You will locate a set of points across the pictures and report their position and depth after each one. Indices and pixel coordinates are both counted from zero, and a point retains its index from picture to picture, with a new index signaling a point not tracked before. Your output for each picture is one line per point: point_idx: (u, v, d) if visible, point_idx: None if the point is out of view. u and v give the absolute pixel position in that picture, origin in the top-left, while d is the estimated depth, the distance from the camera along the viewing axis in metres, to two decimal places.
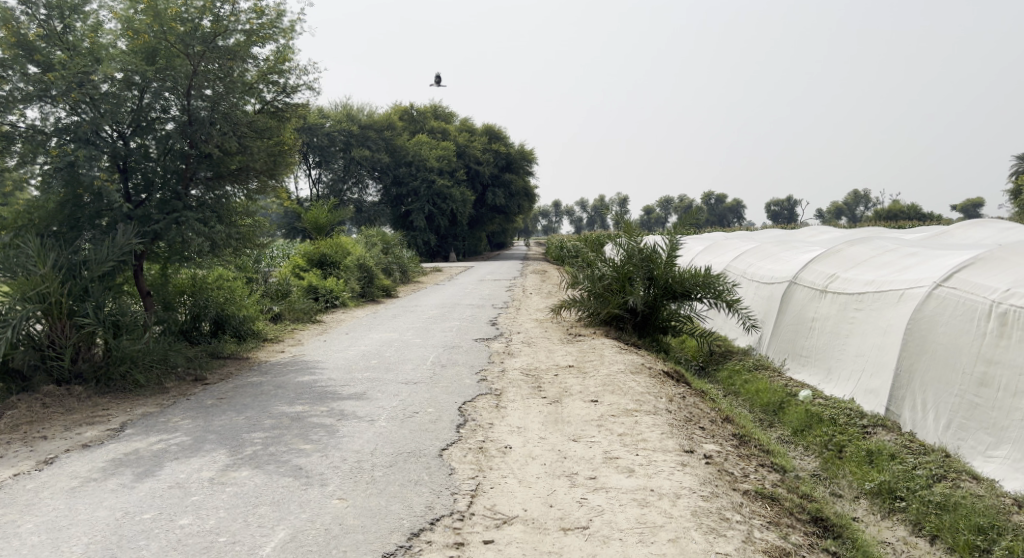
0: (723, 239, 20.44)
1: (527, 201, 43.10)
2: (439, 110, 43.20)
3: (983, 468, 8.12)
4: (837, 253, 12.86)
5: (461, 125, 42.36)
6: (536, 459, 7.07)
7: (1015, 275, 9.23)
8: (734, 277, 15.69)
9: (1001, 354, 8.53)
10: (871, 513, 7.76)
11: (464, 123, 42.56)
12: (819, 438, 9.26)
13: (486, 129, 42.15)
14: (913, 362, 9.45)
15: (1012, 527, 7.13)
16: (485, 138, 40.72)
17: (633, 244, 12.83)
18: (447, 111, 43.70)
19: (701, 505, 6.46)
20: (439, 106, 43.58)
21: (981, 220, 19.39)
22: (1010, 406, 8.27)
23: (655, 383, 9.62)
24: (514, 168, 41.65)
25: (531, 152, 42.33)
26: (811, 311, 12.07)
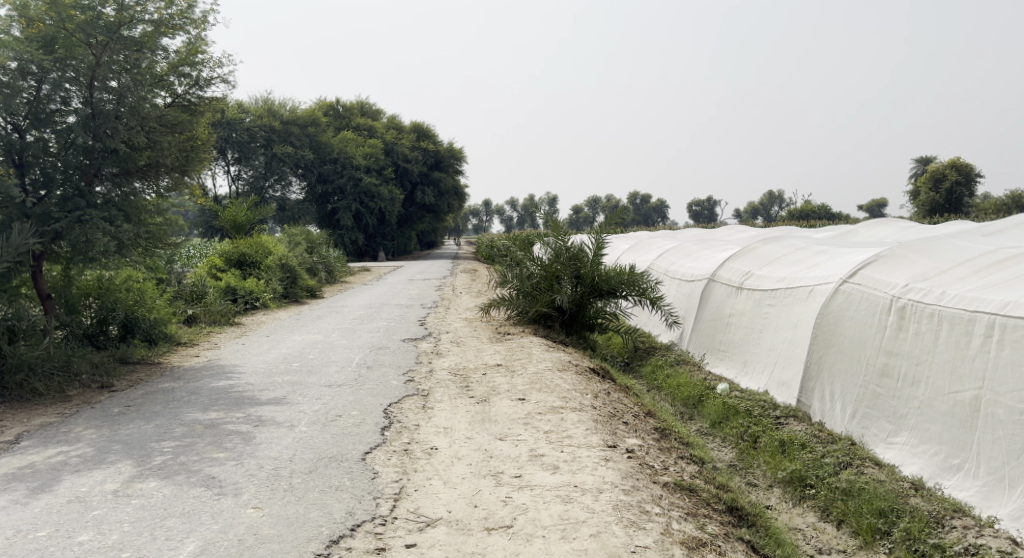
0: (647, 239, 20.73)
1: (457, 201, 42.96)
2: (365, 107, 42.59)
3: (884, 454, 8.37)
4: (752, 251, 13.15)
5: (388, 123, 41.91)
6: (462, 460, 6.99)
7: (913, 270, 9.54)
8: (656, 275, 15.89)
9: (900, 345, 8.79)
10: (783, 501, 7.95)
11: (390, 121, 42.10)
12: (736, 429, 9.43)
13: (413, 127, 41.81)
14: (824, 354, 9.71)
15: (910, 510, 7.33)
16: (412, 136, 40.36)
17: (561, 242, 12.85)
18: (373, 108, 43.16)
19: (622, 498, 6.49)
20: (364, 103, 43.00)
21: (884, 220, 20.10)
22: (907, 395, 8.52)
23: (581, 380, 9.64)
24: (442, 167, 41.44)
25: (459, 150, 42.18)
26: (728, 307, 12.30)
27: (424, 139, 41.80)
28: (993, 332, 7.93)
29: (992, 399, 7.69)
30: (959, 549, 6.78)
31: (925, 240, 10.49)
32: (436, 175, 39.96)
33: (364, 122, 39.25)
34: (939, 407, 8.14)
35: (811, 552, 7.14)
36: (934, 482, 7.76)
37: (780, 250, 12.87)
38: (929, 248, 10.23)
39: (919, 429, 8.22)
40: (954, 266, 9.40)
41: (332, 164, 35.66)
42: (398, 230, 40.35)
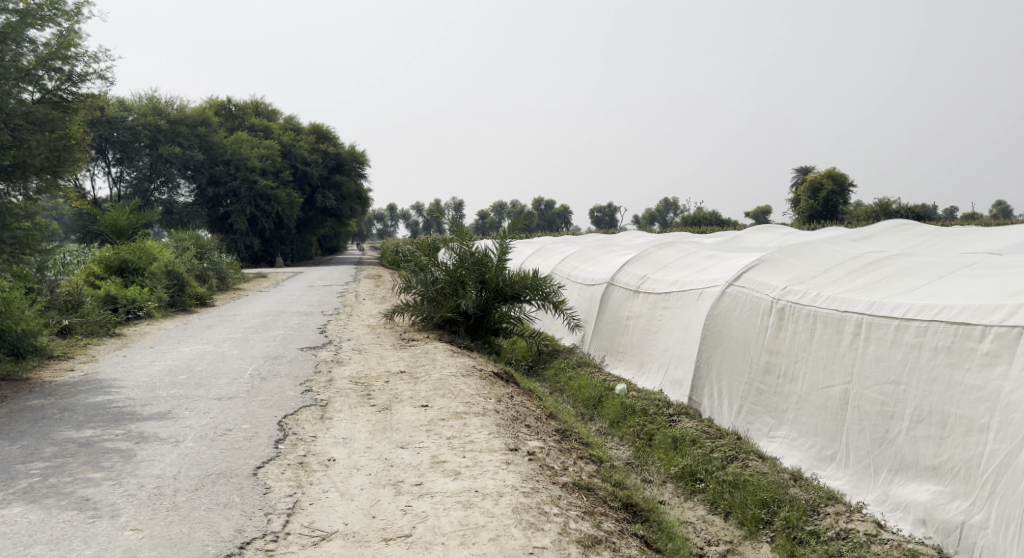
0: (550, 243, 20.91)
1: (358, 204, 42.33)
2: (260, 107, 41.44)
3: (767, 448, 8.68)
4: (649, 255, 13.41)
5: (284, 123, 40.87)
6: (361, 470, 6.81)
7: (792, 274, 9.88)
8: (559, 279, 16.00)
9: (781, 344, 9.09)
10: (675, 496, 8.12)
11: (287, 122, 41.09)
12: (633, 428, 9.56)
13: (312, 129, 40.99)
14: (712, 353, 9.97)
15: (790, 500, 7.59)
16: (311, 137, 39.53)
17: (465, 247, 12.71)
18: (269, 108, 42.03)
19: (521, 501, 6.45)
20: (260, 103, 41.82)
21: (770, 226, 20.94)
22: (787, 391, 8.83)
23: (484, 385, 9.58)
24: (344, 170, 40.81)
25: (360, 153, 41.58)
26: (626, 310, 12.49)
27: (323, 141, 40.99)
28: (860, 330, 8.21)
29: (858, 393, 7.98)
30: (832, 535, 7.05)
31: (802, 246, 10.90)
32: (337, 179, 39.65)
33: (260, 123, 38.14)
34: (814, 402, 8.45)
35: (700, 544, 7.30)
36: (811, 472, 8.06)
37: (676, 255, 13.16)
38: (810, 253, 10.64)
39: (798, 423, 8.53)
40: (829, 270, 9.80)
41: (224, 165, 34.47)
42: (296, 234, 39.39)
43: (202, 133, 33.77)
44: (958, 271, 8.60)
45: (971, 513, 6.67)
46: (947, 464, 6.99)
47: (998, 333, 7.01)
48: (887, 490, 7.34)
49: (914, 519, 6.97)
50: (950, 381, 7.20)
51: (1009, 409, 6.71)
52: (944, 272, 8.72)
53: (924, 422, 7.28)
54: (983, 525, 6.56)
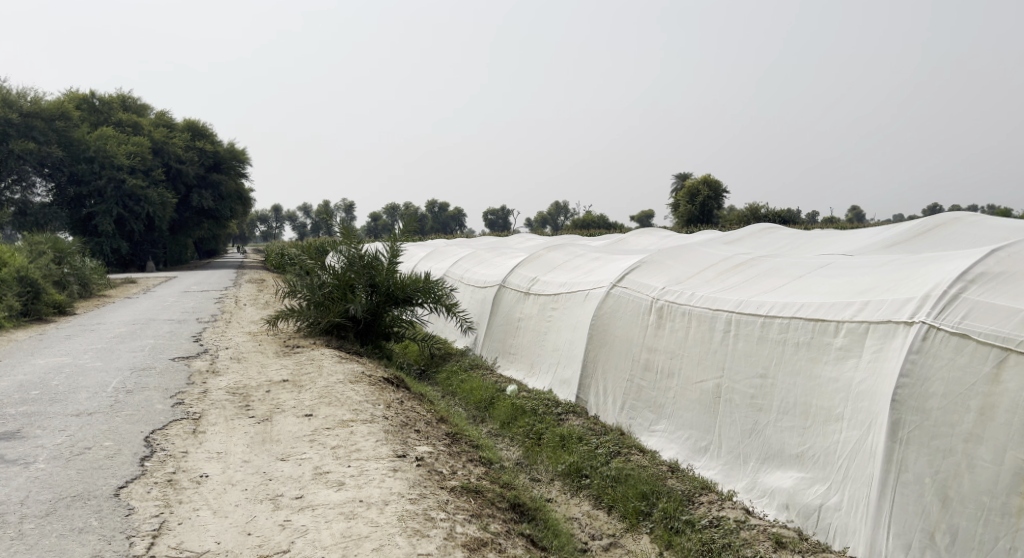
0: (440, 246, 20.90)
1: (238, 205, 41.05)
2: (127, 101, 39.52)
3: (648, 442, 9.00)
4: (539, 257, 13.63)
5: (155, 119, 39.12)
6: (236, 486, 6.65)
7: (669, 275, 10.24)
8: (451, 283, 16.02)
9: (660, 342, 9.41)
10: (562, 493, 8.29)
11: (158, 117, 39.35)
12: (522, 428, 9.69)
13: (188, 125, 39.43)
14: (598, 352, 10.24)
15: (667, 491, 7.86)
16: (185, 134, 38.00)
17: (354, 250, 12.50)
18: (138, 103, 40.17)
19: (407, 508, 6.45)
20: (129, 96, 39.85)
21: (650, 229, 21.61)
22: (665, 387, 9.15)
23: (373, 391, 9.50)
24: (222, 168, 39.62)
25: (240, 152, 40.36)
26: (518, 311, 12.62)
27: (199, 139, 39.46)
28: (730, 327, 8.59)
29: (729, 387, 8.34)
30: (705, 523, 7.31)
31: (681, 249, 11.33)
32: (214, 177, 38.38)
33: (128, 117, 36.30)
34: (690, 396, 8.78)
35: (584, 539, 7.46)
36: (687, 463, 8.40)
37: (564, 257, 13.43)
38: (688, 255, 11.08)
39: (675, 416, 8.87)
40: (702, 271, 10.21)
41: (87, 163, 32.66)
42: (170, 237, 37.81)
43: (60, 127, 31.85)
44: (819, 270, 9.13)
45: (827, 496, 6.99)
46: (809, 451, 7.32)
47: (851, 328, 7.37)
48: (756, 478, 7.70)
49: (778, 504, 7.31)
50: (812, 373, 7.55)
51: (859, 399, 7.05)
52: (805, 271, 9.25)
53: (789, 413, 7.65)
54: (837, 507, 6.87)
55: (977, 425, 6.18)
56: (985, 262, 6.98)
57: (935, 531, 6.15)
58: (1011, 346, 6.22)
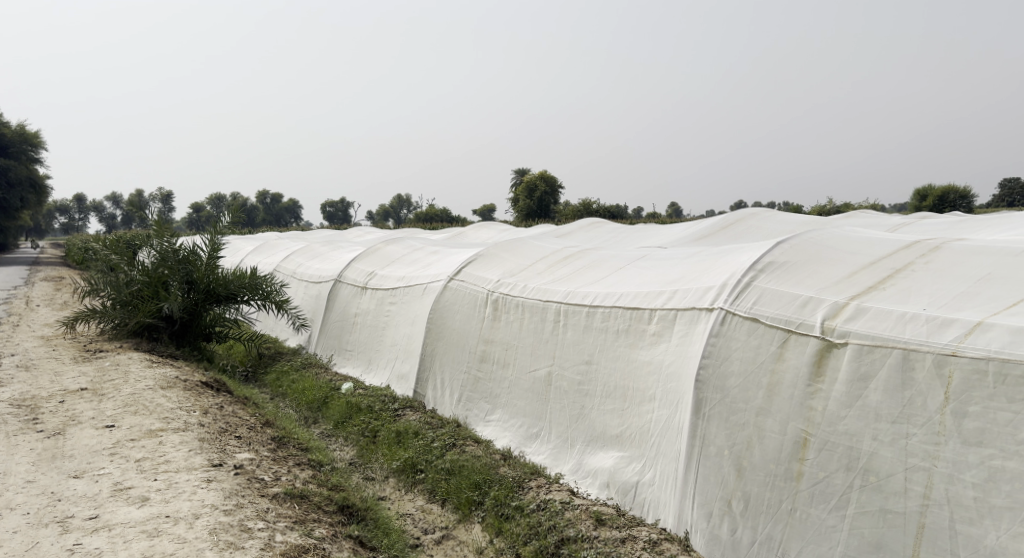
0: (269, 240, 20.26)
1: (32, 193, 37.85)
2: None
3: (483, 432, 9.20)
4: (376, 251, 13.56)
5: None
6: (18, 510, 6.29)
7: (503, 267, 10.52)
8: (282, 277, 15.59)
9: (496, 333, 9.61)
10: (396, 490, 8.30)
11: None
12: (357, 427, 9.59)
13: None
14: (436, 345, 10.34)
15: (499, 478, 8.04)
16: None
17: (167, 244, 11.94)
18: None
19: (220, 520, 6.33)
20: None
21: (486, 224, 21.88)
22: (500, 376, 9.37)
23: (188, 397, 9.13)
24: (10, 153, 36.38)
25: (34, 137, 37.29)
26: (355, 306, 12.49)
27: None
28: (559, 317, 8.90)
29: (559, 373, 8.65)
30: (533, 507, 7.54)
31: (513, 242, 11.62)
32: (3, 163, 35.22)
33: None
34: (523, 385, 9.04)
35: (416, 534, 7.51)
36: (519, 450, 8.67)
37: (402, 251, 13.44)
38: (521, 249, 11.38)
39: (510, 405, 9.11)
40: (534, 263, 10.55)
41: None
42: None
43: None
44: (637, 262, 9.64)
45: (643, 472, 7.42)
46: (627, 431, 7.73)
47: (662, 315, 7.82)
48: (581, 459, 8.06)
49: (599, 483, 7.69)
50: (630, 357, 7.96)
51: (669, 379, 7.49)
52: (624, 263, 9.72)
53: (610, 397, 8.03)
54: (651, 481, 7.32)
55: (766, 400, 6.57)
56: (771, 252, 7.47)
57: (732, 499, 6.58)
58: (793, 327, 6.62)
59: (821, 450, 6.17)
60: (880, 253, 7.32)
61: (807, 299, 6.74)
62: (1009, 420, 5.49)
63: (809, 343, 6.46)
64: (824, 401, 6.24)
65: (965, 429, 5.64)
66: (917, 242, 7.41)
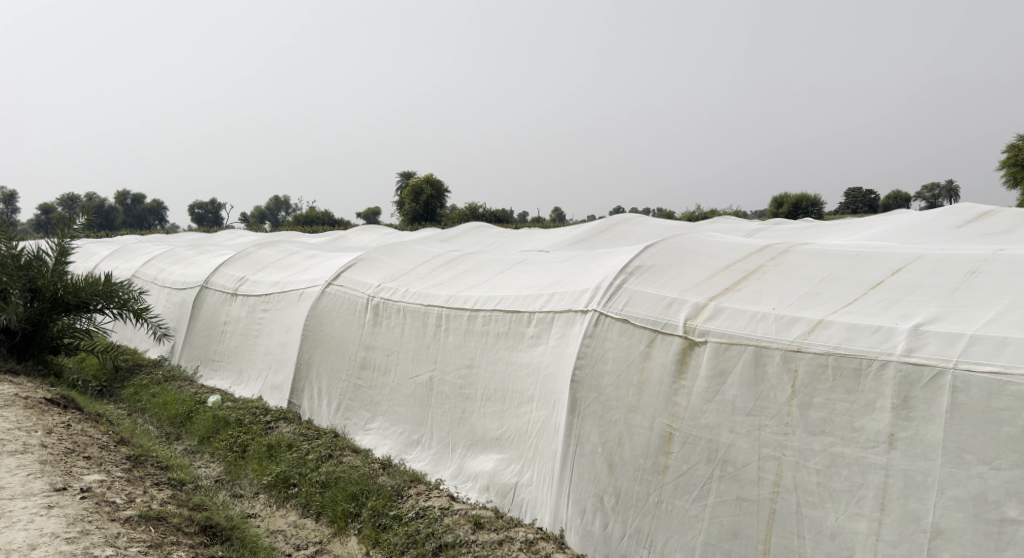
0: (131, 244, 19.39)
1: None
2: None
3: (362, 441, 9.17)
4: (248, 256, 13.23)
5: None
6: None
7: (383, 272, 10.49)
8: (142, 284, 14.95)
9: (376, 339, 9.58)
10: (268, 506, 8.08)
11: None
12: (224, 442, 9.29)
13: None
14: (313, 353, 10.20)
15: (377, 488, 8.02)
16: None
17: (6, 249, 11.28)
18: None
19: (61, 550, 6.12)
20: None
21: (366, 228, 21.63)
22: (381, 384, 9.34)
23: (30, 416, 8.64)
24: None
25: None
26: (224, 314, 12.15)
27: None
28: (441, 321, 8.95)
29: (441, 378, 8.70)
30: (411, 515, 7.57)
31: (395, 245, 11.60)
32: None
33: None
34: (404, 391, 9.05)
35: (287, 551, 7.35)
36: (400, 457, 8.70)
37: (276, 256, 13.17)
38: (401, 253, 11.36)
39: (390, 412, 9.11)
40: (416, 268, 10.57)
41: None
42: None
43: None
44: (517, 267, 9.81)
45: (521, 473, 7.57)
46: (507, 434, 7.86)
47: (540, 317, 7.98)
48: (461, 464, 8.14)
49: (480, 486, 7.80)
50: (511, 358, 8.08)
51: (547, 380, 7.67)
52: (505, 267, 9.87)
53: (491, 400, 8.13)
54: (529, 482, 7.47)
55: (636, 397, 6.83)
56: (640, 256, 7.78)
57: (604, 495, 6.81)
58: (660, 327, 6.92)
59: (685, 443, 6.48)
60: (740, 256, 7.74)
61: (672, 301, 7.07)
62: (847, 409, 5.89)
63: (673, 342, 6.78)
64: (687, 397, 6.56)
65: (809, 418, 6.02)
66: (773, 245, 7.89)
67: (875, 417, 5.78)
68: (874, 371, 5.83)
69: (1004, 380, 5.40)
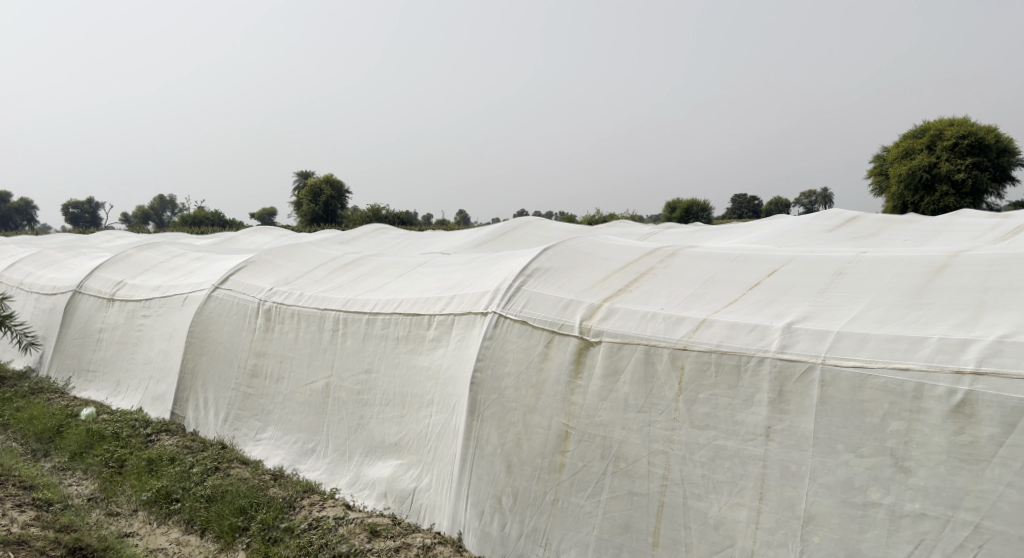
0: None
1: None
2: None
3: (252, 452, 9.02)
4: (126, 259, 12.78)
5: None
6: None
7: (276, 276, 10.32)
8: (6, 289, 14.18)
9: (268, 345, 9.42)
10: (147, 524, 7.81)
11: None
12: (97, 457, 8.90)
13: None
14: (198, 360, 9.94)
15: (266, 501, 7.90)
16: None
17: None
18: None
19: None
20: None
21: (258, 229, 21.17)
22: (274, 391, 9.19)
23: None
24: None
25: None
26: (99, 321, 11.68)
27: None
28: (338, 325, 8.88)
29: (337, 384, 8.61)
30: (304, 527, 7.51)
31: (289, 248, 11.43)
32: None
33: None
34: (299, 398, 8.92)
35: None
36: (292, 468, 8.61)
37: (157, 259, 12.77)
38: (294, 255, 11.20)
39: (283, 421, 8.98)
40: (312, 270, 10.46)
41: None
42: None
43: None
44: (416, 270, 9.83)
45: (420, 479, 7.59)
46: (405, 439, 7.85)
47: (440, 320, 8.01)
48: (358, 472, 8.10)
49: (377, 494, 7.79)
50: (411, 362, 8.08)
51: (446, 383, 7.71)
52: (404, 270, 9.88)
53: (389, 405, 8.10)
54: (428, 487, 7.51)
55: (534, 398, 6.96)
56: (538, 259, 7.93)
57: (502, 495, 6.91)
58: (556, 328, 7.08)
59: (580, 441, 6.65)
60: (632, 259, 7.99)
61: (568, 302, 7.24)
62: (728, 404, 6.17)
63: (569, 342, 6.94)
64: (583, 396, 6.73)
65: (694, 413, 6.28)
66: (661, 248, 8.18)
67: (753, 411, 6.08)
68: (752, 367, 6.13)
69: (866, 373, 5.77)
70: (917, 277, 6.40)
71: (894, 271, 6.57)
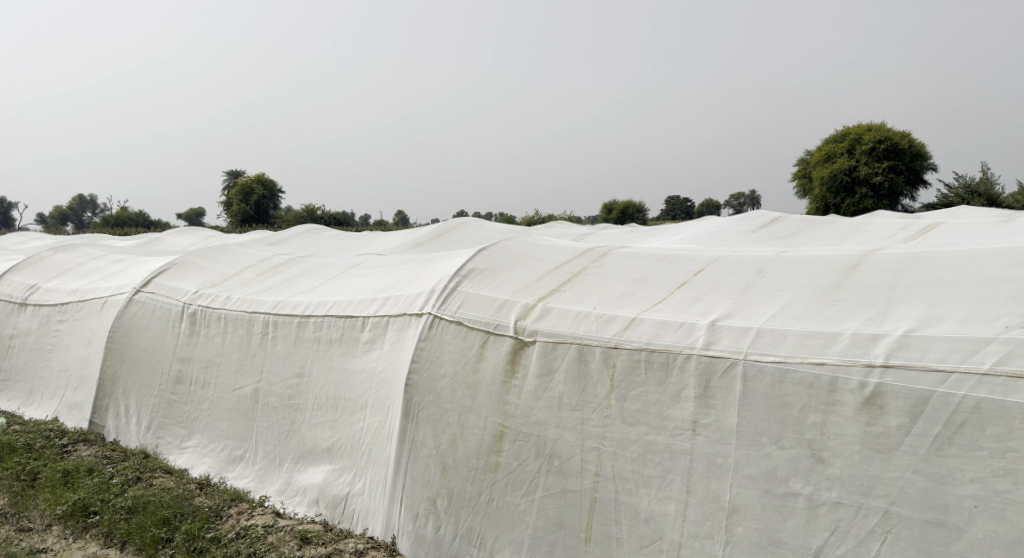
0: None
1: None
2: None
3: (177, 460, 8.87)
4: (39, 262, 12.39)
5: None
6: None
7: (202, 278, 10.15)
8: None
9: (193, 351, 9.25)
10: (62, 539, 7.57)
11: None
12: (8, 470, 8.61)
13: None
14: (118, 366, 9.71)
15: (191, 511, 7.78)
16: None
17: None
18: None
19: None
20: None
21: (185, 229, 20.74)
22: (200, 397, 9.04)
23: None
24: None
25: None
26: (11, 326, 11.31)
27: None
28: (268, 329, 8.78)
29: (267, 389, 8.51)
30: (232, 536, 7.42)
31: (217, 249, 11.25)
32: None
33: None
34: (227, 404, 8.79)
35: None
36: (219, 476, 8.51)
37: (74, 262, 12.41)
38: (221, 257, 11.03)
39: (209, 428, 8.84)
40: (240, 272, 10.32)
41: None
42: None
43: None
44: (348, 271, 9.79)
45: (353, 484, 7.56)
46: (338, 443, 7.80)
47: (375, 322, 7.99)
48: (289, 478, 8.03)
49: (308, 500, 7.74)
50: (344, 365, 8.03)
51: (380, 386, 7.70)
52: (336, 271, 9.83)
53: (322, 409, 8.04)
54: (360, 492, 7.48)
55: (469, 398, 7.00)
56: (473, 259, 7.98)
57: (437, 497, 6.94)
58: (491, 329, 7.13)
59: (515, 441, 6.72)
60: (564, 259, 8.10)
61: (502, 303, 7.30)
62: (657, 401, 6.32)
63: (504, 342, 7.01)
64: (518, 395, 6.80)
65: (626, 410, 6.41)
66: (593, 249, 8.32)
67: (681, 406, 6.23)
68: (679, 364, 6.28)
69: (787, 368, 5.96)
70: (832, 274, 6.65)
71: (812, 269, 6.80)
